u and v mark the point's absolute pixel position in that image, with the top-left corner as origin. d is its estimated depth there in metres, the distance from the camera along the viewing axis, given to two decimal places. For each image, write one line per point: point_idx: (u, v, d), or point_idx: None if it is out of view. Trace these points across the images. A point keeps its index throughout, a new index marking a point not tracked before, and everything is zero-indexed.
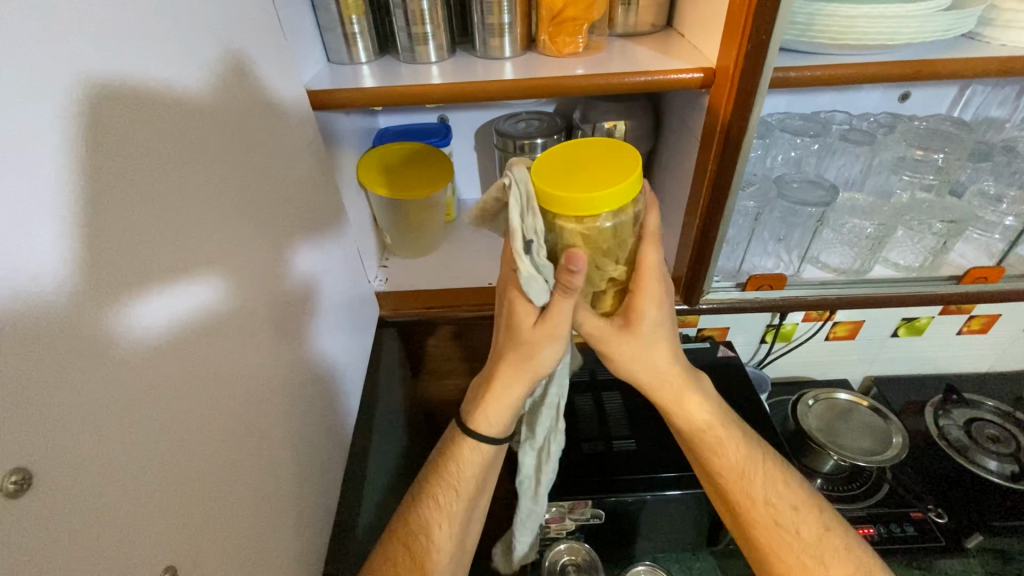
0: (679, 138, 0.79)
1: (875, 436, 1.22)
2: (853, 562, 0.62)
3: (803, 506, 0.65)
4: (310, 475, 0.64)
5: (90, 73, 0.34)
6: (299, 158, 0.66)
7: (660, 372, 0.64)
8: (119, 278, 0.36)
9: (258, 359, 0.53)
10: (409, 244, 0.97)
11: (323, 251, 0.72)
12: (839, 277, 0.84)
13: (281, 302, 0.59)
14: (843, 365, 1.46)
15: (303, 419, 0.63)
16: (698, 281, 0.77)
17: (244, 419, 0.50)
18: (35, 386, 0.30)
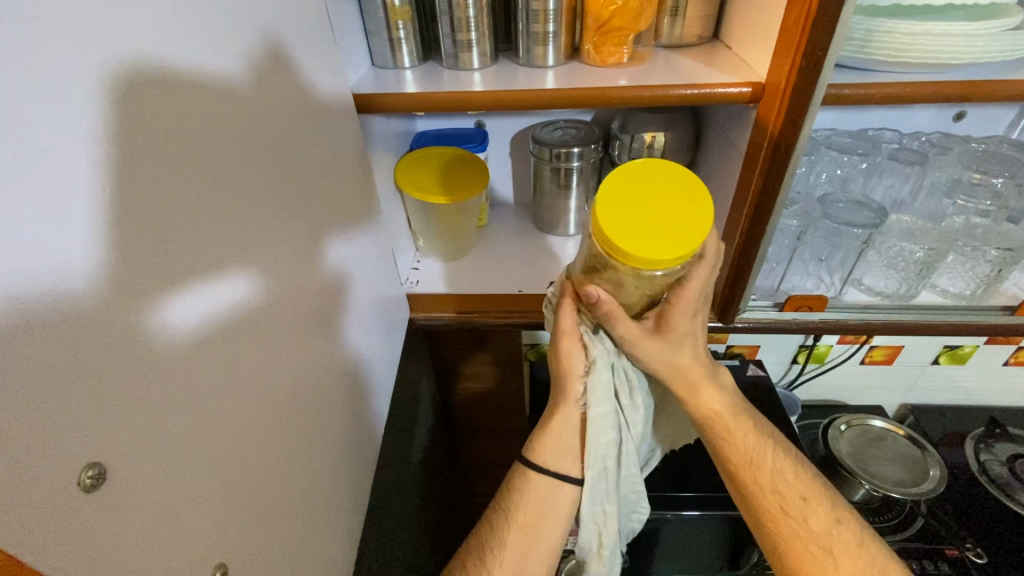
0: (722, 153, 0.77)
1: (910, 466, 1.17)
2: (865, 559, 0.58)
3: (814, 499, 0.61)
4: (341, 476, 0.65)
5: (137, 74, 0.35)
6: (341, 160, 0.66)
7: (678, 366, 0.61)
8: (157, 277, 0.36)
9: (294, 360, 0.54)
10: (441, 248, 0.98)
11: (360, 251, 0.73)
12: (882, 301, 0.81)
13: (318, 303, 0.59)
14: (879, 391, 1.41)
15: (338, 421, 0.64)
16: (734, 298, 0.75)
17: (280, 419, 0.51)
18: (86, 380, 0.30)
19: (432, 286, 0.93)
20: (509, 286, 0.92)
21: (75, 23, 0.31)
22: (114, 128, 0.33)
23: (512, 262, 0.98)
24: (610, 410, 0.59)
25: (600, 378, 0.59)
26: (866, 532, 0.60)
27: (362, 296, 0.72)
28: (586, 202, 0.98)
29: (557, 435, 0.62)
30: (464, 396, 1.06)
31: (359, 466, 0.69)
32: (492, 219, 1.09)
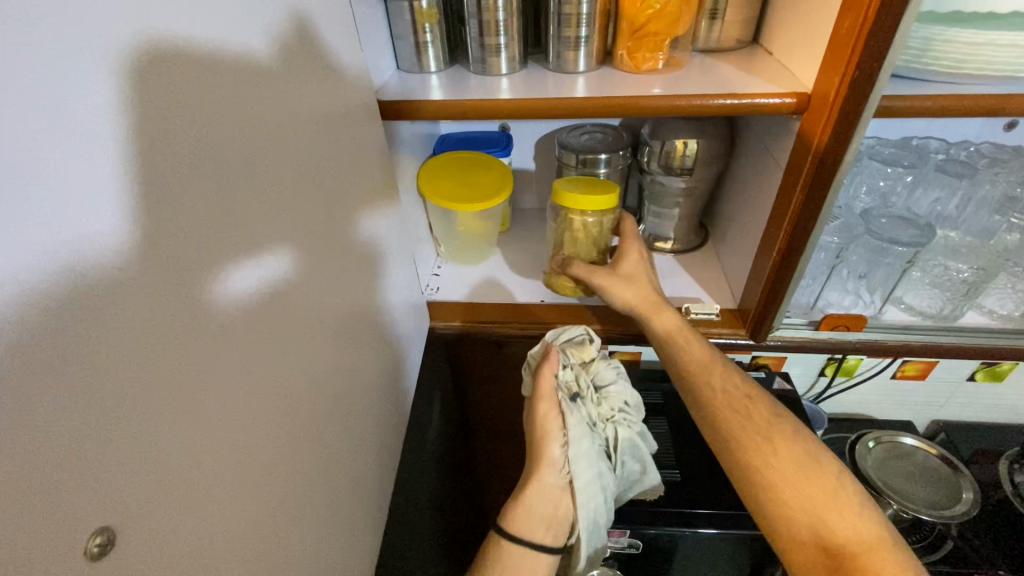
0: (759, 164, 0.74)
1: (942, 489, 1.14)
2: (802, 446, 0.62)
3: (757, 398, 0.68)
4: (360, 491, 0.64)
5: (177, 98, 0.33)
6: (368, 168, 0.65)
7: (642, 292, 0.77)
8: (192, 302, 0.34)
9: (320, 378, 0.53)
10: (461, 254, 0.96)
11: (384, 261, 0.71)
12: (924, 322, 0.77)
13: (344, 317, 0.58)
14: (909, 407, 1.36)
15: (358, 437, 0.63)
16: (768, 315, 0.72)
17: (307, 440, 0.50)
18: (120, 415, 0.29)
19: (452, 293, 0.92)
20: (531, 295, 0.91)
21: (115, 47, 0.29)
22: (154, 138, 0.32)
23: (535, 270, 0.96)
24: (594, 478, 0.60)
25: (577, 445, 0.60)
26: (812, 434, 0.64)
27: (384, 306, 0.71)
28: None
29: (533, 509, 0.58)
30: (481, 403, 1.05)
31: (376, 479, 0.68)
32: (514, 224, 1.06)
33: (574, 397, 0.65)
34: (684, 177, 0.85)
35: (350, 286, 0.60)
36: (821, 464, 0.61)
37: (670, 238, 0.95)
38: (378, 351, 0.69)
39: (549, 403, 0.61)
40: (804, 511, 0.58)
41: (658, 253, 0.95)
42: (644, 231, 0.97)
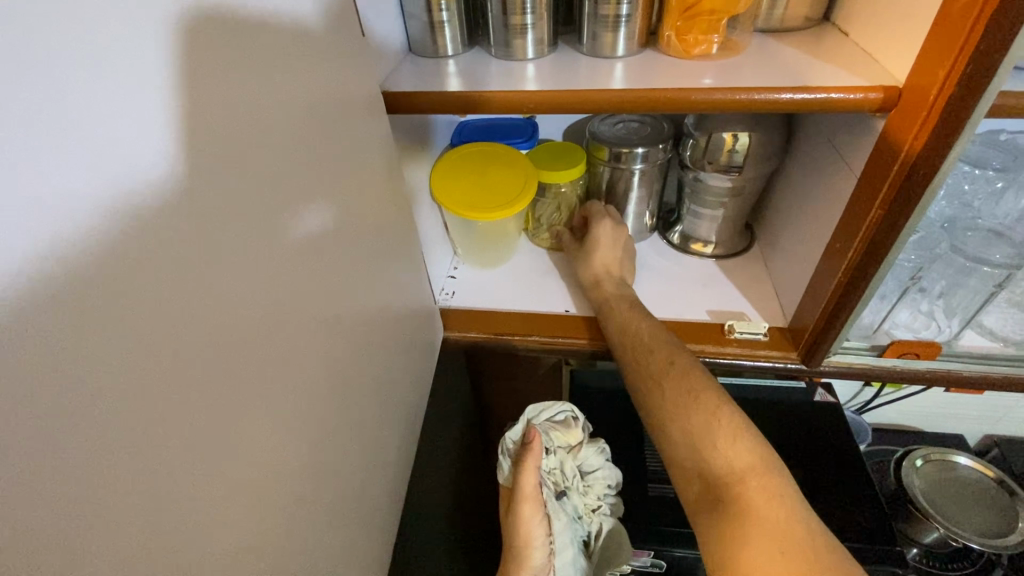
0: (825, 165, 0.64)
1: (998, 515, 1.04)
2: (690, 385, 0.61)
3: (662, 345, 0.67)
4: (372, 525, 0.58)
5: (116, 119, 0.26)
6: (375, 169, 0.58)
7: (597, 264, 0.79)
8: (151, 363, 0.28)
9: (325, 418, 0.47)
10: (479, 255, 0.89)
11: (394, 270, 0.64)
12: (1007, 350, 0.69)
13: (349, 344, 0.52)
14: (961, 420, 1.26)
15: (369, 471, 0.58)
16: (826, 340, 0.65)
17: (309, 492, 0.44)
18: (47, 528, 0.22)
19: (470, 299, 0.84)
20: (552, 304, 0.83)
21: (22, 43, 0.21)
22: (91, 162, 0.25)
23: (561, 273, 0.88)
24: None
25: (562, 545, 0.72)
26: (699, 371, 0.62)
27: (395, 322, 0.65)
28: (647, 207, 0.87)
29: None
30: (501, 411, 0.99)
31: (388, 509, 0.64)
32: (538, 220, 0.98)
33: (560, 493, 0.77)
34: (731, 174, 0.75)
35: (356, 308, 0.53)
36: (702, 402, 0.59)
37: (712, 241, 0.86)
38: (389, 372, 0.63)
39: (536, 506, 0.70)
40: (685, 451, 0.57)
41: (698, 258, 0.86)
42: (681, 232, 0.88)
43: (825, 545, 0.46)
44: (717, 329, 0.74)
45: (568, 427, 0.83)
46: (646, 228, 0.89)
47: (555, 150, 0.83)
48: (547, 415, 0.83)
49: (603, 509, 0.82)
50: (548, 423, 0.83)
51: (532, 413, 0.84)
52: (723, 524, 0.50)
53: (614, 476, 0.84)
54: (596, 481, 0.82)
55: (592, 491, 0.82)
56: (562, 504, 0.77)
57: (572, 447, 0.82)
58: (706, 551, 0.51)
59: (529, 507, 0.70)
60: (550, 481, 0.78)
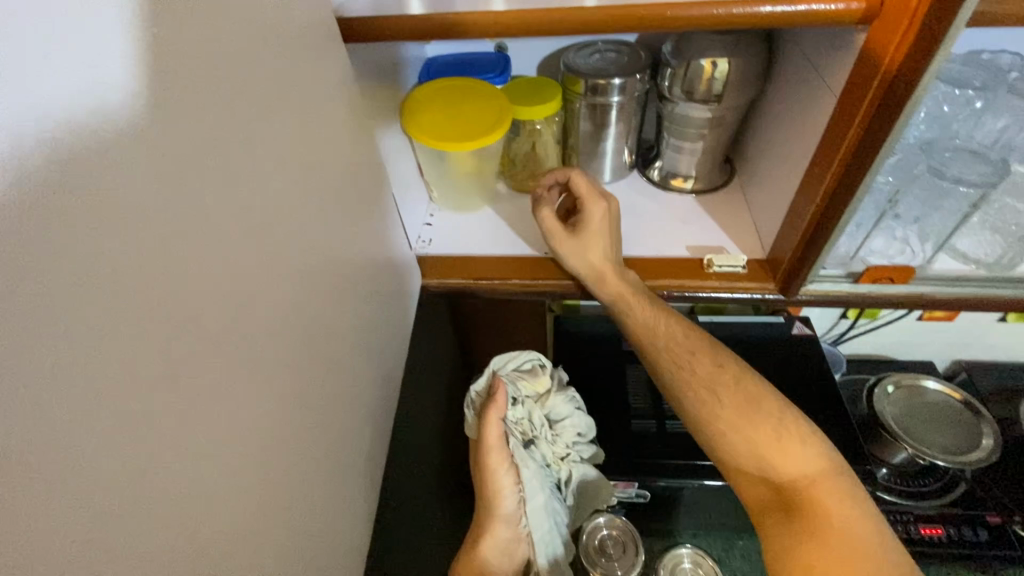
0: (804, 88, 0.62)
1: (964, 433, 1.09)
2: (741, 394, 0.62)
3: (699, 349, 0.67)
4: (355, 465, 0.59)
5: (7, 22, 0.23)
6: (337, 105, 0.55)
7: (591, 262, 0.72)
8: (80, 296, 0.26)
9: (297, 361, 0.46)
10: (455, 197, 0.87)
11: (364, 214, 0.62)
12: (977, 272, 0.72)
13: (319, 286, 0.51)
14: (931, 347, 1.30)
15: (349, 415, 0.58)
16: (803, 268, 0.65)
17: (287, 432, 0.45)
18: None
19: (447, 244, 0.83)
20: (532, 246, 0.82)
21: None
22: None
23: (541, 216, 0.86)
24: (549, 527, 0.74)
25: (533, 489, 0.73)
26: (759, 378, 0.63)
27: (367, 268, 0.63)
28: (626, 144, 0.85)
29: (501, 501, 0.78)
30: None
31: (373, 451, 0.65)
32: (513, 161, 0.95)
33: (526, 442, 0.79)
34: (709, 104, 0.73)
35: (323, 250, 0.52)
36: (764, 408, 0.60)
37: (692, 176, 0.84)
38: (365, 317, 0.62)
39: (501, 455, 0.71)
40: (748, 460, 0.58)
41: (679, 193, 0.84)
42: (661, 169, 0.86)
43: (883, 538, 0.51)
44: (697, 264, 0.74)
45: (534, 376, 0.84)
46: (625, 166, 0.87)
47: (530, 85, 0.80)
48: (513, 367, 0.84)
49: (574, 455, 0.83)
50: (513, 373, 0.84)
51: (498, 365, 0.85)
52: (793, 532, 0.53)
53: (585, 423, 0.85)
54: (565, 428, 0.83)
55: (563, 438, 0.83)
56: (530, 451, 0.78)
57: (539, 396, 0.84)
58: (772, 554, 0.54)
59: (497, 457, 0.71)
60: (518, 430, 0.78)
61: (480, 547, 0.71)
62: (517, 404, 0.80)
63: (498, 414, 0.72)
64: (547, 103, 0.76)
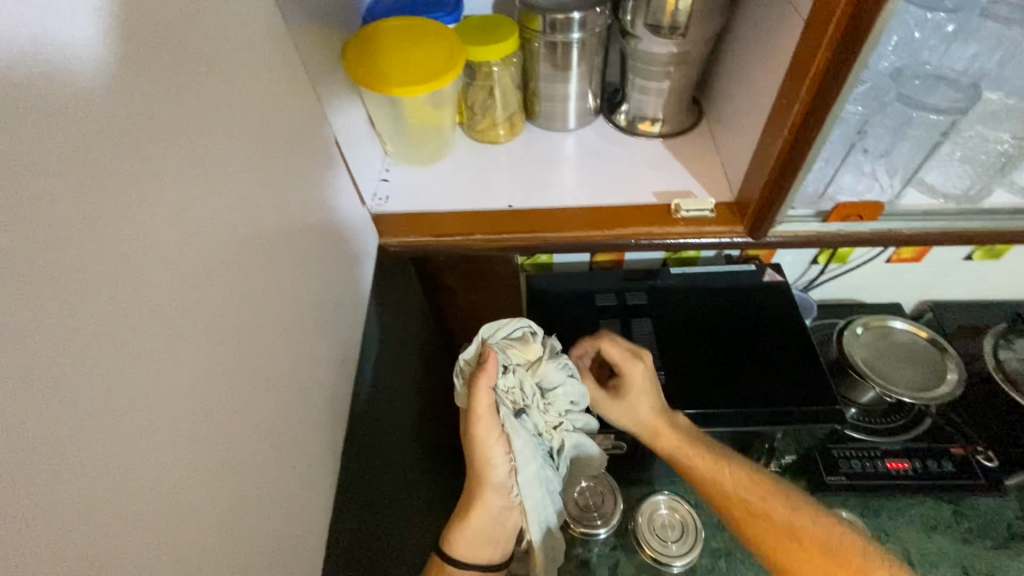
0: (772, 15, 0.58)
1: (930, 370, 1.12)
2: (790, 511, 0.76)
3: (746, 488, 0.78)
4: (309, 430, 0.57)
5: None
6: (256, 44, 0.50)
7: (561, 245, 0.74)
8: None
9: (227, 322, 0.44)
10: (413, 151, 0.82)
11: (303, 168, 0.59)
12: (945, 205, 0.73)
13: (247, 245, 0.48)
14: (900, 289, 1.32)
15: (300, 378, 0.56)
16: (772, 207, 0.64)
17: (218, 398, 0.43)
18: None
19: (403, 201, 0.79)
20: (497, 198, 0.78)
21: None
22: None
23: (504, 167, 0.82)
24: (542, 495, 0.72)
25: (524, 461, 0.70)
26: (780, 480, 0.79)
27: (314, 227, 0.60)
28: (590, 87, 0.81)
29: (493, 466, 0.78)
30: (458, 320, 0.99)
31: (334, 413, 0.64)
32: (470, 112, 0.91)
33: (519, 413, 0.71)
34: (674, 38, 0.69)
35: (253, 206, 0.49)
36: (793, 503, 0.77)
37: (660, 119, 0.81)
38: (313, 279, 0.60)
39: (490, 429, 0.67)
40: (793, 539, 0.73)
41: (647, 137, 0.81)
42: (628, 113, 0.83)
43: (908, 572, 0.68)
44: (665, 210, 0.72)
45: (526, 343, 0.76)
46: (590, 112, 0.84)
47: (484, 23, 0.75)
48: (503, 335, 0.76)
49: (569, 423, 0.78)
50: (504, 341, 0.76)
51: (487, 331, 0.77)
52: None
53: (577, 389, 0.78)
54: (558, 398, 0.76)
55: (556, 407, 0.77)
56: (523, 422, 0.72)
57: (532, 363, 0.76)
58: None
59: (484, 431, 0.68)
60: (509, 400, 0.71)
61: (473, 512, 0.72)
62: (509, 374, 0.72)
63: (485, 385, 0.67)
64: (505, 42, 0.72)
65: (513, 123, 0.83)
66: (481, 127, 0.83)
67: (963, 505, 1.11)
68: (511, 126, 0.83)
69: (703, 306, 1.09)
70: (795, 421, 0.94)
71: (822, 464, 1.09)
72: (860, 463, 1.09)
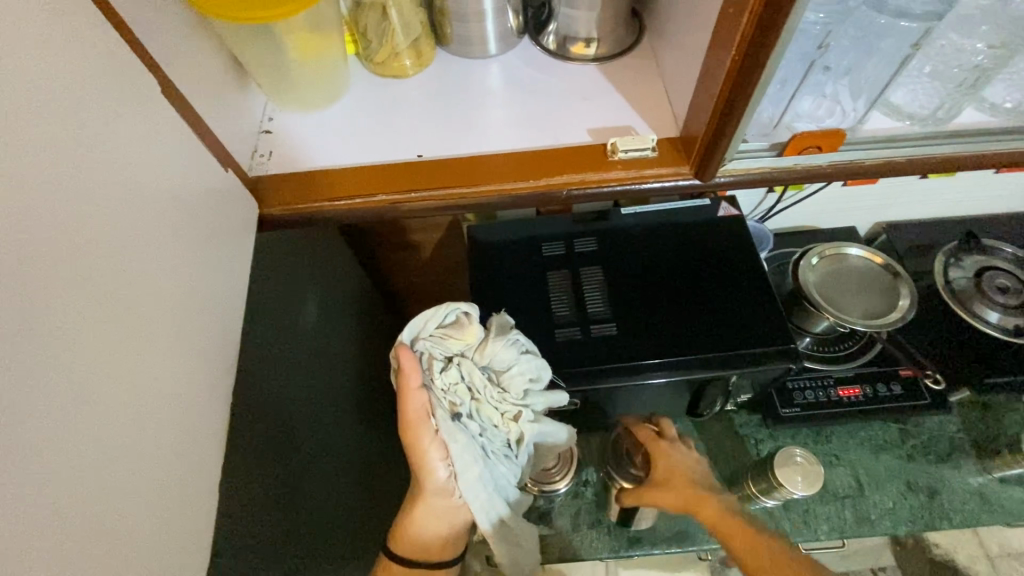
0: None
1: (883, 295, 1.10)
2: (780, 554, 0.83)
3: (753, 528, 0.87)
4: (192, 439, 0.49)
5: None
6: None
7: (509, 202, 0.64)
8: None
9: (46, 327, 0.35)
10: (303, 97, 0.69)
11: (141, 125, 0.46)
12: (910, 127, 0.68)
13: (69, 224, 0.37)
14: (856, 213, 1.28)
15: (175, 380, 0.47)
16: (720, 141, 0.55)
17: (55, 424, 0.35)
18: None
19: (294, 157, 0.67)
20: (404, 147, 0.66)
21: None
22: None
23: (417, 107, 0.69)
24: (489, 495, 0.67)
25: (462, 463, 0.65)
26: (788, 541, 0.85)
27: (174, 192, 0.50)
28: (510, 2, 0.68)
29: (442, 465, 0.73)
30: None
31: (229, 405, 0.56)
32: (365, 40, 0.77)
33: (455, 412, 0.66)
34: None
35: (72, 171, 0.38)
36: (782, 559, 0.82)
37: (594, 39, 0.70)
38: (182, 260, 0.50)
39: (420, 432, 0.64)
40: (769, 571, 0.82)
41: (579, 62, 0.70)
42: (557, 33, 0.71)
43: None
44: (599, 151, 0.63)
45: (464, 328, 0.70)
46: (513, 33, 0.72)
47: None
48: (435, 325, 0.69)
49: (526, 409, 0.70)
50: (438, 331, 0.70)
51: (418, 323, 0.70)
52: None
53: (536, 367, 0.70)
54: (511, 381, 0.68)
55: (511, 392, 0.69)
56: (462, 418, 0.66)
57: (474, 348, 0.70)
58: None
59: (415, 434, 0.64)
60: (449, 399, 0.67)
61: (417, 511, 0.68)
62: (445, 368, 0.67)
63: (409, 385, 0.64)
64: None
65: (419, 53, 0.71)
66: (381, 63, 0.71)
67: (911, 424, 1.14)
68: (416, 56, 0.71)
69: (655, 247, 1.02)
70: (748, 364, 0.90)
71: (778, 399, 1.09)
72: (813, 394, 1.10)
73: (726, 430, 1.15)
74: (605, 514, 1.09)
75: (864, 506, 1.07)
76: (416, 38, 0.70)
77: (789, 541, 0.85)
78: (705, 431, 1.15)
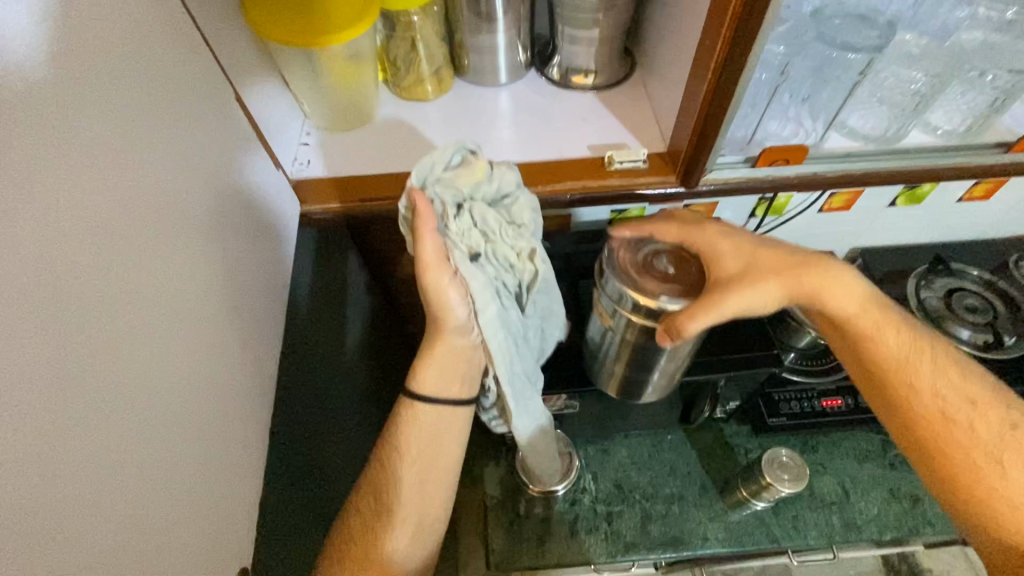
0: None
1: None
2: (968, 378, 0.74)
3: (938, 354, 0.75)
4: (213, 407, 0.55)
5: None
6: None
7: None
8: None
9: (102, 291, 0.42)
10: (332, 116, 0.80)
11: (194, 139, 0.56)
12: (866, 145, 0.79)
13: (127, 212, 0.45)
14: (833, 238, 1.38)
15: (199, 352, 0.53)
16: (702, 155, 0.64)
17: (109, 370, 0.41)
18: None
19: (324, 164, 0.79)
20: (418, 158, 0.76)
21: None
22: None
23: (434, 127, 0.79)
24: (507, 339, 0.64)
25: (484, 305, 0.61)
26: (904, 316, 0.77)
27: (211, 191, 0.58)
28: (519, 39, 0.79)
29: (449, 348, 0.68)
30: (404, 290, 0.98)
31: (256, 383, 0.63)
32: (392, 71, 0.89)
33: (474, 254, 0.62)
34: None
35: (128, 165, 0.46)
36: (977, 396, 0.73)
37: (592, 71, 0.81)
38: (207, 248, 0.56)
39: (436, 267, 0.61)
40: (964, 420, 0.71)
41: (579, 90, 0.81)
42: (560, 66, 0.82)
43: None
44: (598, 163, 0.72)
45: (471, 165, 0.64)
46: (522, 66, 0.83)
47: None
48: (443, 166, 0.63)
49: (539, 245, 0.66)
50: (447, 174, 0.64)
51: (421, 167, 0.64)
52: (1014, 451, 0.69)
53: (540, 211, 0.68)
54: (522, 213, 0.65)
55: (522, 228, 0.66)
56: (480, 254, 0.63)
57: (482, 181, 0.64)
58: (982, 488, 0.69)
59: (433, 274, 0.61)
60: (463, 243, 0.62)
61: (430, 356, 0.67)
62: (458, 214, 0.62)
63: (423, 214, 0.60)
64: None
65: (440, 83, 0.81)
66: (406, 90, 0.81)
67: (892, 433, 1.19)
68: (437, 86, 0.81)
69: None
70: (731, 368, 0.97)
71: (765, 408, 1.14)
72: (798, 404, 1.15)
73: (718, 440, 1.20)
74: (602, 520, 1.12)
75: (850, 513, 1.11)
76: (439, 70, 0.81)
77: (905, 315, 0.78)
78: (697, 441, 1.20)
